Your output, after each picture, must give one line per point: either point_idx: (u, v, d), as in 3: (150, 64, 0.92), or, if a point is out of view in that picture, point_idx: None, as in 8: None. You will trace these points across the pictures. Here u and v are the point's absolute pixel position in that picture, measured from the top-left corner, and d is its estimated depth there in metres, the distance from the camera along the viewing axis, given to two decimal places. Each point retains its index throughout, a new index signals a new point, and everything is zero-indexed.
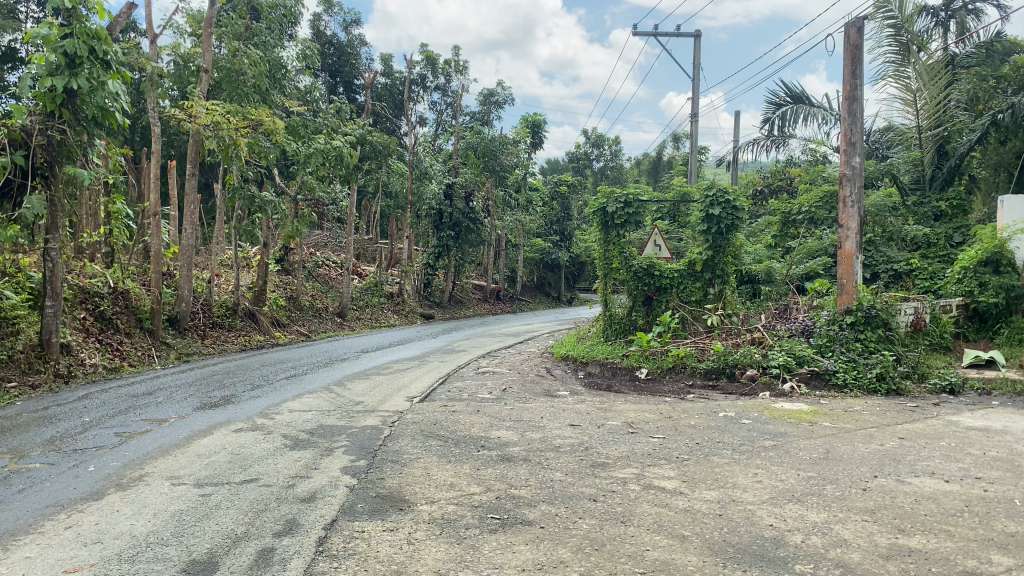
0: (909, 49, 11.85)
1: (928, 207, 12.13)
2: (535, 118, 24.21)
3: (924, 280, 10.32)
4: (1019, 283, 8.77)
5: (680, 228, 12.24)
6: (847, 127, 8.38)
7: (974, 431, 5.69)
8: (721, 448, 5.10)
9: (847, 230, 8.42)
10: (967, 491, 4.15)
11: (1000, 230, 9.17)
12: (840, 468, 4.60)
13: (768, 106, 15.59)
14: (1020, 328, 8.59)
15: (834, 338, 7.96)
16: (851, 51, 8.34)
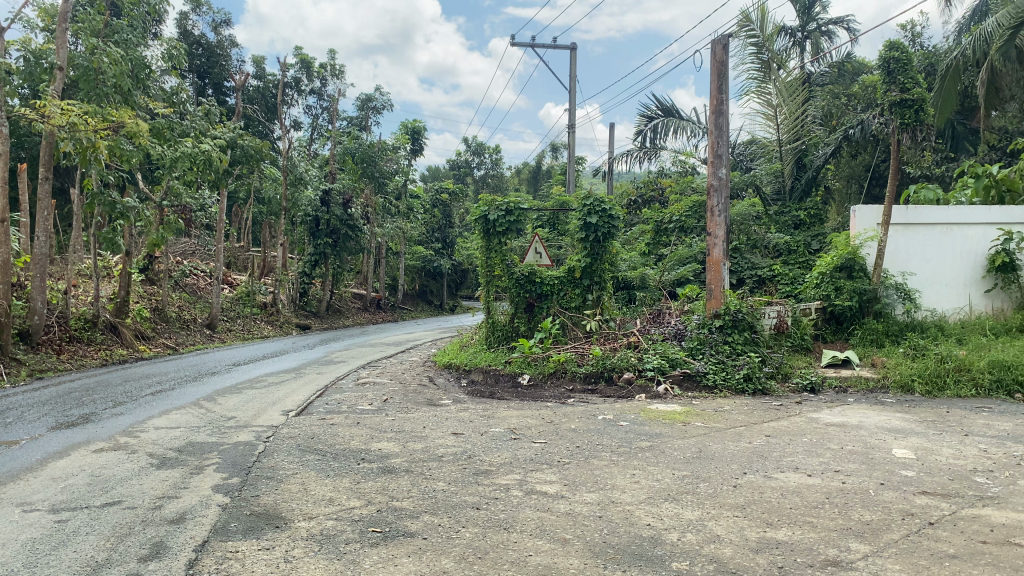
0: (770, 67, 12.45)
1: (788, 216, 12.75)
2: (415, 124, 24.15)
3: (786, 285, 10.90)
4: (870, 287, 9.39)
5: (559, 236, 12.44)
6: (713, 139, 8.72)
7: (833, 427, 6.03)
8: (601, 451, 5.19)
9: (715, 238, 8.75)
10: (828, 484, 4.38)
11: (853, 237, 9.75)
12: (712, 466, 4.77)
13: (640, 119, 16.09)
14: (872, 329, 9.20)
15: (704, 341, 8.27)
16: (717, 67, 8.72)
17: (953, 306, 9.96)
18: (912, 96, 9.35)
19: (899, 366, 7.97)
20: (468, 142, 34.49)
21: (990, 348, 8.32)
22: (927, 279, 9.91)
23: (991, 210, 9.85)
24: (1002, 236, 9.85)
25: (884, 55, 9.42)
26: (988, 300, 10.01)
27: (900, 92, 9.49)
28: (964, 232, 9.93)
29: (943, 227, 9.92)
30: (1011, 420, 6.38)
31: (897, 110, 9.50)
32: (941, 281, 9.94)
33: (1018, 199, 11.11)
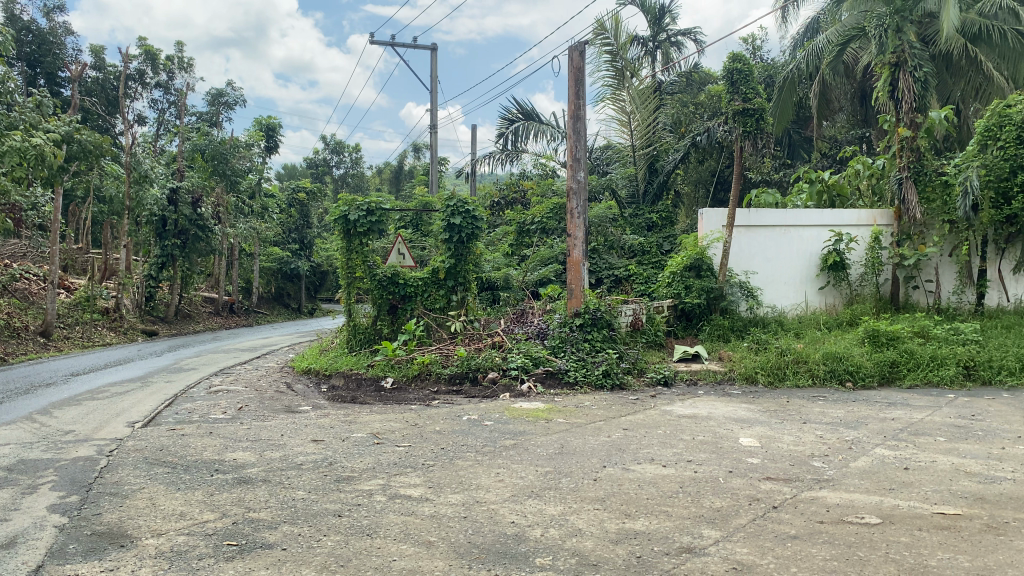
0: (623, 74, 12.86)
1: (642, 218, 13.24)
2: (269, 121, 23.42)
3: (641, 283, 11.32)
4: (717, 286, 9.90)
5: (422, 236, 12.36)
6: (571, 143, 8.93)
7: (686, 419, 6.32)
8: (465, 451, 5.20)
9: (575, 239, 8.96)
10: (681, 473, 4.58)
11: (701, 238, 10.25)
12: (574, 460, 4.88)
13: (501, 121, 16.25)
14: (720, 325, 9.70)
15: (565, 340, 8.44)
16: (574, 73, 8.94)
17: (792, 302, 10.65)
18: (753, 105, 9.94)
19: (744, 360, 8.45)
20: (326, 141, 33.78)
21: (824, 341, 8.96)
22: (769, 277, 10.56)
23: (824, 213, 10.60)
24: (834, 237, 10.61)
25: (728, 66, 9.94)
26: (822, 296, 10.76)
27: (742, 101, 10.05)
28: (801, 233, 10.63)
29: (781, 229, 10.58)
30: (842, 407, 6.90)
31: (740, 119, 10.05)
32: (781, 279, 10.61)
33: (847, 203, 12.04)
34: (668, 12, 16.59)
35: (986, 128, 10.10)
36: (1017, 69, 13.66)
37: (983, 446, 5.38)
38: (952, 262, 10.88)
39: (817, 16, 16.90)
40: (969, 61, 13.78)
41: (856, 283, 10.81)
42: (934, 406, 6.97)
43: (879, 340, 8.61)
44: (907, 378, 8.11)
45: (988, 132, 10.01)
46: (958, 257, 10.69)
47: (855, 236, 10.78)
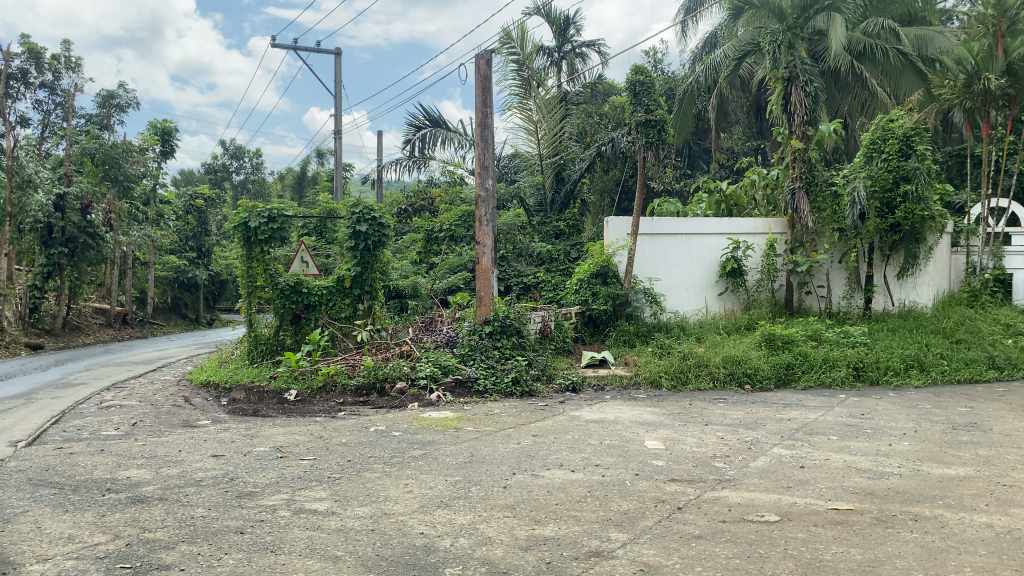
0: (530, 84, 13.02)
1: (550, 226, 13.38)
2: (165, 124, 22.61)
3: (550, 290, 11.42)
4: (622, 292, 10.08)
5: (327, 244, 12.14)
6: (479, 151, 8.94)
7: (593, 424, 6.40)
8: (372, 462, 5.12)
9: (483, 246, 8.96)
10: (589, 478, 4.63)
11: (606, 246, 10.41)
12: (483, 469, 4.87)
13: (408, 128, 16.15)
14: (626, 331, 9.87)
15: (474, 347, 8.42)
16: (481, 81, 8.96)
17: (693, 308, 10.95)
18: (655, 117, 10.19)
19: (648, 364, 8.62)
20: (225, 145, 32.82)
21: (724, 345, 9.23)
22: (672, 284, 10.81)
23: (723, 221, 10.94)
24: (732, 244, 10.97)
25: (631, 78, 10.14)
26: (721, 302, 11.10)
27: (645, 113, 10.29)
28: (701, 241, 10.95)
29: (682, 237, 10.87)
30: (742, 408, 7.12)
31: (643, 130, 10.31)
32: (683, 286, 10.89)
33: (743, 212, 12.47)
34: (573, 23, 16.86)
35: (871, 142, 10.69)
36: (898, 85, 14.52)
37: (872, 444, 5.65)
38: (842, 268, 11.40)
39: (715, 32, 17.47)
40: (855, 78, 14.54)
41: (753, 288, 11.21)
42: (827, 406, 7.28)
43: (775, 343, 8.95)
44: (802, 380, 8.46)
45: (873, 145, 10.61)
46: (847, 263, 11.21)
47: (752, 244, 11.20)
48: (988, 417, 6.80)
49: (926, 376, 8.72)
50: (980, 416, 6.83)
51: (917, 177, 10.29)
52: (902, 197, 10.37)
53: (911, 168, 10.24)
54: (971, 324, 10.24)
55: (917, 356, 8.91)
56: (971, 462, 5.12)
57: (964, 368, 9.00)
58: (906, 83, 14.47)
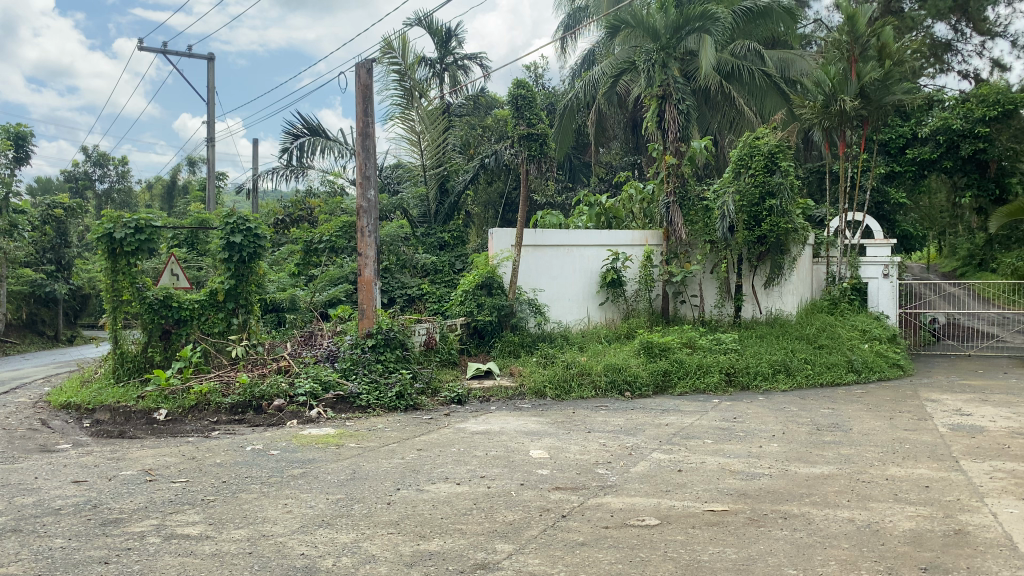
0: (412, 94, 12.93)
1: (434, 238, 13.34)
2: (19, 128, 21.17)
3: (435, 302, 11.33)
4: (507, 303, 10.11)
5: (199, 255, 11.66)
6: (361, 160, 8.82)
7: (478, 435, 6.41)
8: (249, 483, 4.93)
9: (365, 258, 8.82)
10: (475, 490, 4.62)
11: (491, 258, 10.38)
12: (366, 485, 4.78)
13: (285, 137, 15.62)
14: (511, 342, 9.92)
15: (356, 361, 8.23)
16: (362, 90, 8.85)
17: (576, 318, 11.11)
18: (536, 130, 10.32)
19: (532, 374, 8.69)
20: (87, 152, 31.12)
21: (605, 353, 9.44)
22: (554, 294, 10.89)
23: (602, 233, 11.20)
24: (611, 255, 11.28)
25: (513, 92, 10.23)
26: (601, 311, 11.35)
27: (527, 126, 10.41)
28: (583, 252, 11.14)
29: (565, 248, 11.03)
30: (622, 415, 7.30)
31: (525, 143, 10.45)
32: (565, 296, 11.01)
33: (622, 224, 12.77)
34: (454, 35, 16.94)
35: (739, 158, 11.22)
36: (763, 104, 15.34)
37: (744, 446, 5.91)
38: (713, 278, 11.92)
39: (593, 49, 17.96)
40: (725, 97, 15.22)
41: (632, 298, 11.57)
42: (702, 410, 7.57)
43: (652, 351, 9.21)
44: (678, 386, 8.77)
45: (741, 161, 11.11)
46: (718, 273, 11.73)
47: (630, 255, 11.55)
48: (847, 417, 7.24)
49: (792, 380, 9.24)
50: (841, 417, 7.26)
51: (781, 192, 10.90)
52: (768, 211, 10.94)
53: (776, 183, 10.84)
54: (831, 330, 10.90)
55: (784, 361, 9.42)
56: (834, 460, 5.43)
57: (826, 372, 9.57)
58: (770, 103, 15.34)
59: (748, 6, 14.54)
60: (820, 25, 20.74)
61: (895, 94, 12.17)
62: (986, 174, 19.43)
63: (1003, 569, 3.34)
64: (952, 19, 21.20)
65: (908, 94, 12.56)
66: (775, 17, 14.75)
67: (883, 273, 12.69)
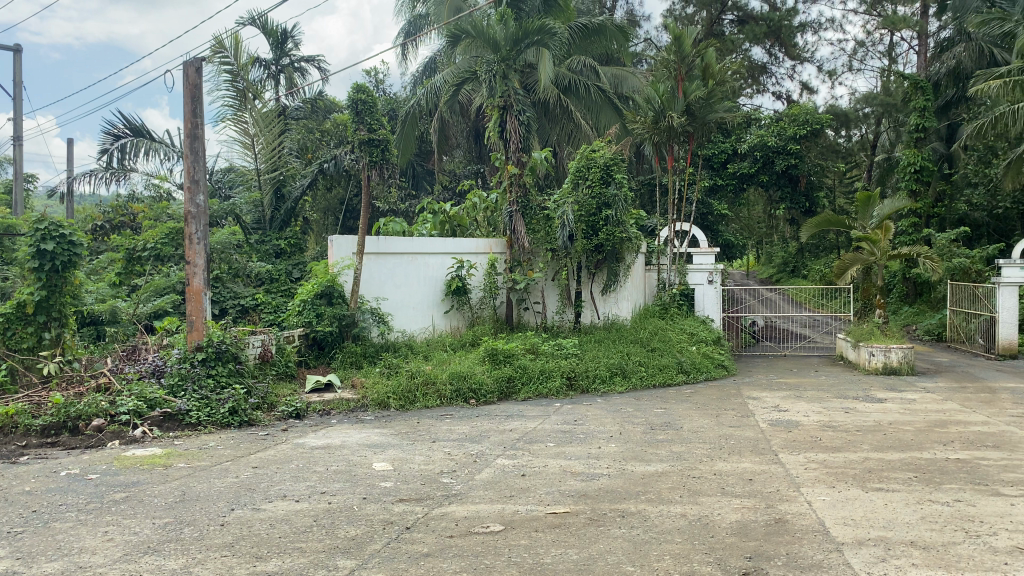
0: (245, 96, 12.39)
1: (269, 245, 12.91)
2: None
3: (270, 313, 10.92)
4: (348, 313, 9.82)
5: (5, 264, 10.68)
6: (189, 163, 8.38)
7: (318, 449, 6.23)
8: (63, 511, 4.54)
9: (194, 267, 8.37)
10: (315, 507, 4.48)
11: (331, 266, 10.04)
12: (196, 507, 4.53)
13: (103, 137, 14.60)
14: (352, 353, 9.66)
15: (185, 377, 7.78)
16: (190, 90, 8.42)
17: (420, 326, 11.01)
18: (378, 136, 10.23)
19: (375, 385, 8.50)
20: None
21: (449, 362, 9.42)
22: (397, 303, 10.72)
23: (446, 241, 11.21)
24: (456, 264, 11.32)
25: (352, 96, 10.04)
26: (444, 319, 11.31)
27: (367, 131, 10.28)
28: (426, 260, 11.08)
29: (408, 256, 10.90)
30: (466, 423, 7.33)
31: (366, 148, 10.28)
32: (407, 305, 10.88)
33: (466, 233, 12.84)
34: (290, 36, 16.48)
35: (576, 169, 11.64)
36: (598, 119, 16.00)
37: (584, 448, 6.10)
38: (554, 285, 12.22)
39: (434, 57, 18.04)
40: (563, 110, 15.69)
41: (476, 306, 11.65)
42: (544, 415, 7.73)
43: (496, 358, 9.28)
44: (522, 392, 8.93)
45: (579, 172, 11.51)
46: (559, 281, 12.05)
47: (474, 263, 11.65)
48: (678, 416, 7.62)
49: (628, 382, 9.66)
50: (673, 416, 7.64)
51: (616, 204, 11.45)
52: (604, 220, 11.39)
53: (611, 195, 11.35)
54: (663, 334, 11.42)
55: (619, 364, 9.81)
56: (667, 458, 5.70)
57: (658, 373, 10.07)
58: (605, 117, 16.02)
59: (584, 22, 15.08)
60: (650, 44, 21.81)
61: (717, 111, 13.00)
62: (797, 188, 21.01)
63: (818, 553, 3.62)
64: (767, 43, 22.90)
65: (729, 113, 13.47)
66: (609, 34, 15.34)
67: (708, 280, 13.45)
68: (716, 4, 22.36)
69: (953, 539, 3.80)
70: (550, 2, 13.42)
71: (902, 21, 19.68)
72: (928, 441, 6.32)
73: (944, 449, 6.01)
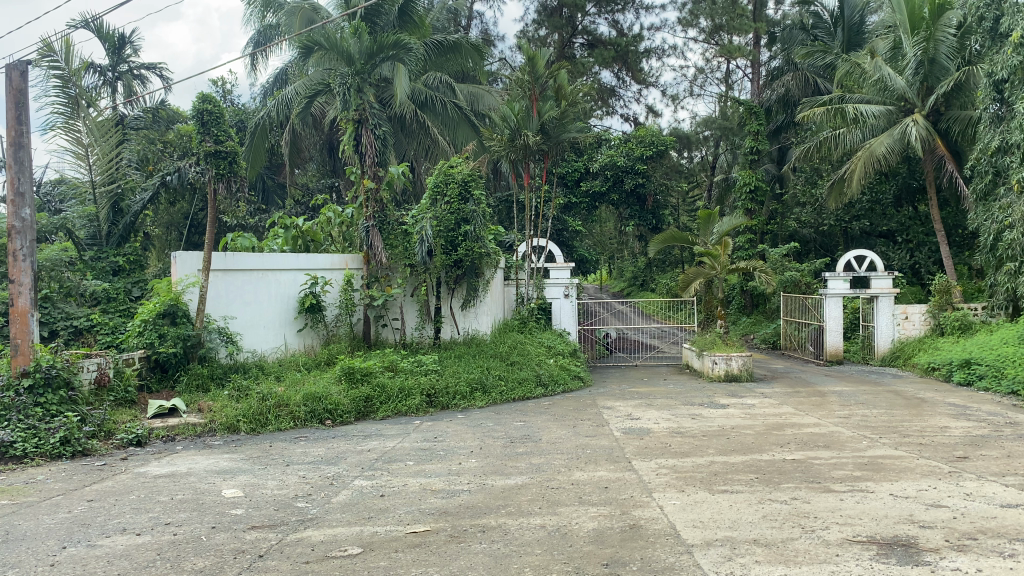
0: (78, 103, 11.23)
1: (106, 262, 12.20)
2: None
3: (107, 334, 10.24)
4: (194, 333, 9.30)
5: None
6: (13, 174, 7.73)
7: (161, 478, 5.88)
8: None
9: (20, 287, 7.72)
10: (158, 539, 4.22)
11: (174, 284, 9.39)
12: (23, 547, 4.15)
13: None
14: (199, 375, 9.19)
15: (8, 406, 7.09)
16: (14, 95, 7.78)
17: (271, 346, 10.56)
18: (225, 148, 9.85)
19: (224, 408, 8.11)
20: None
21: (304, 382, 9.13)
22: (247, 322, 10.26)
23: (299, 257, 10.92)
24: (310, 280, 11.04)
25: (197, 106, 9.64)
26: (298, 338, 10.96)
27: (214, 143, 9.86)
28: (278, 277, 10.71)
29: (260, 273, 10.49)
30: (322, 445, 7.13)
31: (212, 161, 9.87)
32: (258, 323, 10.42)
33: (320, 248, 12.55)
34: (129, 42, 15.66)
35: (434, 185, 11.69)
36: (455, 134, 16.15)
37: (444, 465, 6.07)
38: (413, 301, 12.14)
39: (285, 68, 17.62)
40: (419, 125, 15.70)
41: (332, 323, 11.41)
42: (403, 433, 7.65)
43: (353, 377, 9.05)
44: (380, 411, 8.82)
45: (437, 188, 11.55)
46: (418, 296, 11.99)
47: (330, 279, 11.42)
48: (537, 428, 7.75)
49: (488, 397, 9.75)
50: (531, 428, 7.75)
51: (474, 220, 11.66)
52: (463, 236, 11.51)
53: (470, 211, 11.56)
54: (522, 348, 11.57)
55: (479, 379, 9.89)
56: (527, 470, 5.77)
57: (517, 387, 10.26)
58: (462, 134, 16.17)
59: (439, 40, 15.08)
60: (504, 63, 22.22)
61: (570, 131, 13.43)
62: (645, 207, 21.94)
63: (670, 556, 3.77)
64: (614, 67, 23.85)
65: (581, 133, 13.91)
66: (465, 52, 15.45)
67: (564, 294, 13.82)
68: (567, 27, 23.12)
69: (792, 535, 4.05)
70: (404, 18, 13.43)
71: (738, 50, 20.99)
72: (767, 443, 6.73)
73: (782, 450, 6.42)
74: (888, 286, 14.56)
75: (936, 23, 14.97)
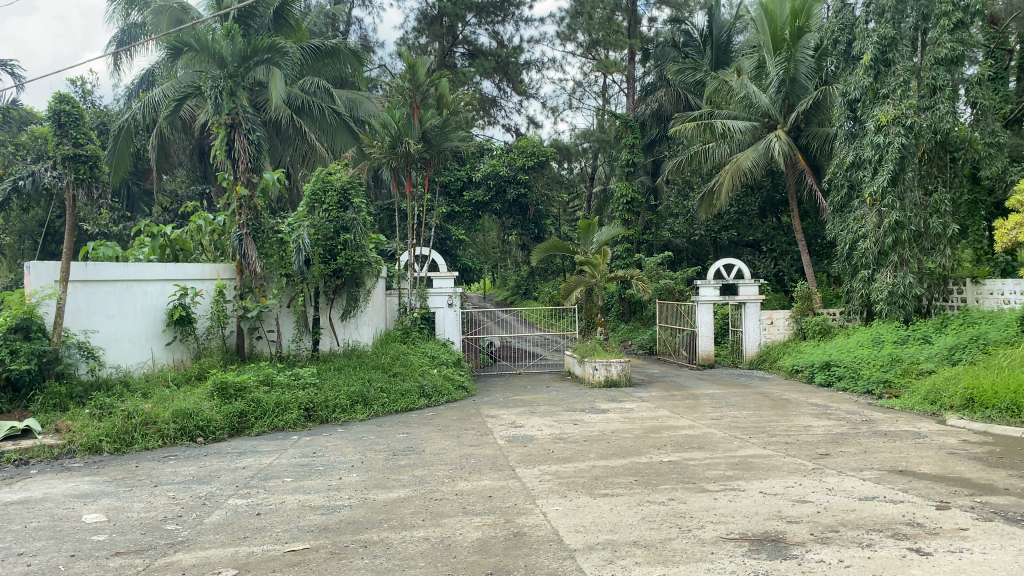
0: None
1: None
2: None
3: None
4: (50, 348, 8.67)
5: None
6: None
7: (14, 505, 5.46)
8: None
9: None
10: (9, 571, 3.92)
11: (27, 295, 8.84)
12: None
13: None
14: (57, 394, 8.58)
15: None
16: None
17: (137, 361, 10.01)
18: (85, 151, 9.31)
19: (85, 428, 7.62)
20: None
21: (173, 399, 8.69)
22: (109, 336, 9.69)
23: (167, 267, 10.43)
24: (178, 291, 10.54)
25: (54, 106, 9.08)
26: (166, 352, 10.43)
27: (72, 146, 9.30)
28: (143, 288, 10.18)
29: (124, 284, 9.94)
30: (193, 463, 6.82)
31: (71, 164, 9.26)
32: (122, 338, 9.87)
33: (190, 257, 12.05)
34: None
35: (312, 193, 11.43)
36: (334, 141, 15.85)
37: (325, 480, 5.93)
38: (290, 312, 11.80)
39: (151, 69, 16.86)
40: (295, 130, 15.33)
41: (203, 336, 10.93)
42: (280, 449, 7.42)
43: (226, 392, 8.70)
44: (255, 427, 8.52)
45: (314, 196, 11.30)
46: (295, 307, 11.66)
47: (201, 290, 10.94)
48: (420, 439, 7.69)
49: (369, 410, 9.60)
50: (415, 440, 7.68)
51: (353, 228, 11.45)
52: (342, 245, 11.34)
53: (349, 219, 11.35)
54: (404, 358, 11.46)
55: (360, 392, 9.72)
56: (410, 482, 5.71)
57: (399, 399, 10.16)
58: (341, 140, 15.88)
59: (316, 44, 14.79)
60: (385, 70, 22.05)
61: (451, 140, 13.46)
62: (527, 216, 22.25)
63: (553, 562, 3.81)
64: (495, 78, 24.08)
65: (463, 143, 13.95)
66: (342, 57, 15.20)
67: (448, 303, 13.69)
68: (447, 37, 23.18)
69: (668, 535, 4.18)
70: (280, 21, 13.12)
71: (614, 65, 21.62)
72: (645, 446, 6.92)
73: (659, 452, 6.62)
74: (754, 293, 15.28)
75: (795, 45, 15.99)
